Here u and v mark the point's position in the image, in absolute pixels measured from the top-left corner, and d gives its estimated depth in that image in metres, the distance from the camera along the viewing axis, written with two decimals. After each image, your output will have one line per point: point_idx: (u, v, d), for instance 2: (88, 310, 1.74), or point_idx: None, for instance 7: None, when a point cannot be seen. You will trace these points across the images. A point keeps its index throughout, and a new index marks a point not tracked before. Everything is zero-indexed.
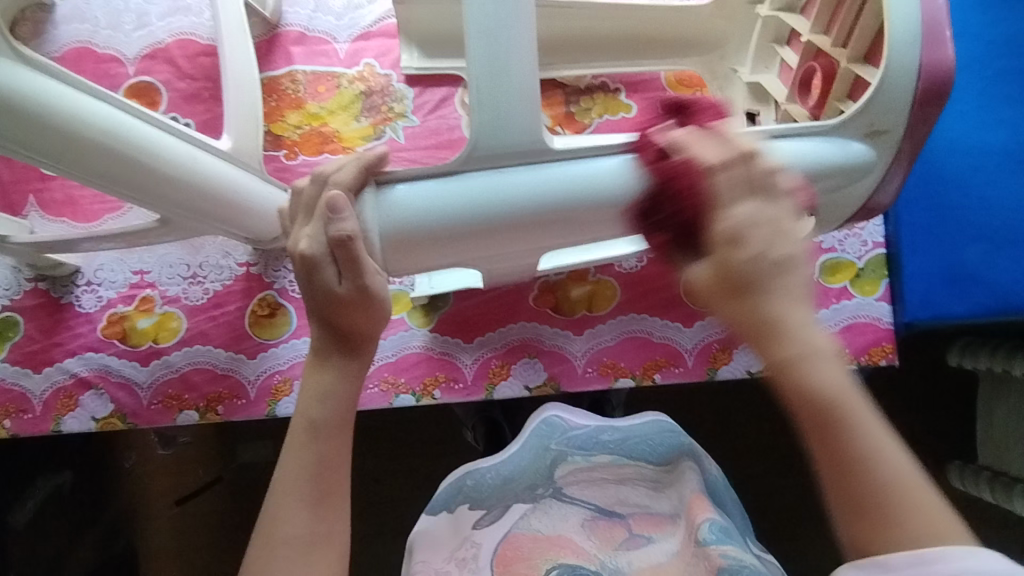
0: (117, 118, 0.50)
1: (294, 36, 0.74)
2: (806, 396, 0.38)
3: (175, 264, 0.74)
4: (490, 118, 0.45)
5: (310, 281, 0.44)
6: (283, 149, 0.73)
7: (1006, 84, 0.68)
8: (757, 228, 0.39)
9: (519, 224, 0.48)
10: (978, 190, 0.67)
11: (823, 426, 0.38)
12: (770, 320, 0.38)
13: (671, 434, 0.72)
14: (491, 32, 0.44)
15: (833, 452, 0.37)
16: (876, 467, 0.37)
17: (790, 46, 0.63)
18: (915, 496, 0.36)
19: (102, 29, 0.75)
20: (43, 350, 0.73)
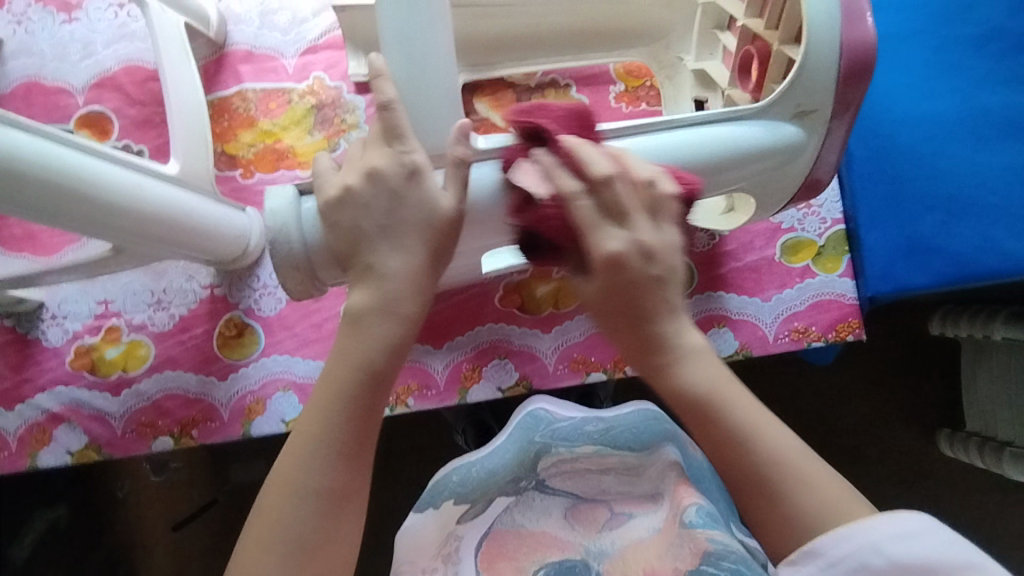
0: (77, 161, 0.49)
1: (242, 54, 0.74)
2: (698, 398, 0.46)
3: (140, 291, 0.74)
4: (420, 117, 0.46)
5: (397, 196, 0.44)
6: (239, 168, 0.73)
7: (951, 53, 0.69)
8: (634, 253, 0.43)
9: (488, 221, 0.50)
10: (931, 159, 0.68)
11: (708, 427, 0.47)
12: (669, 352, 0.47)
13: (655, 421, 0.71)
14: (405, 43, 0.45)
15: (719, 439, 0.46)
16: (754, 449, 0.45)
17: (730, 31, 0.64)
18: (793, 468, 0.45)
19: (49, 62, 0.74)
20: (13, 387, 0.72)
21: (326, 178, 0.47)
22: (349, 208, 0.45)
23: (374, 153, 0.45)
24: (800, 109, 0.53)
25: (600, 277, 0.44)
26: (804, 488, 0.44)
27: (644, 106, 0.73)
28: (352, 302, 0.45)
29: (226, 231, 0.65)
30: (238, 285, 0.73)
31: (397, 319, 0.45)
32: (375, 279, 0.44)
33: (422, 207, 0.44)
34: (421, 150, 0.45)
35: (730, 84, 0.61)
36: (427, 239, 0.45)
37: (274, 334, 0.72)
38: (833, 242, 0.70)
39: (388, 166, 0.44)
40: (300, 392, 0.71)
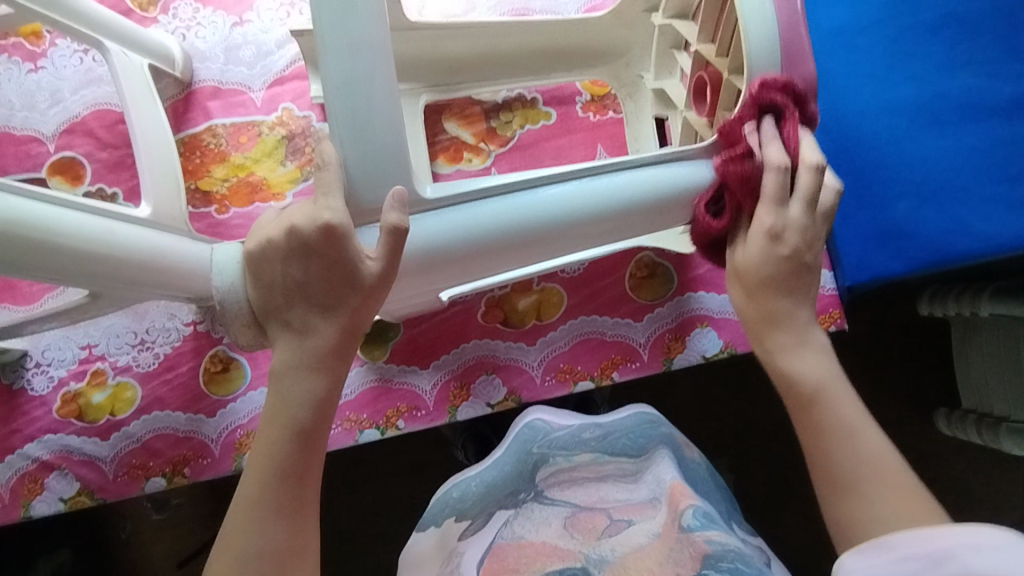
0: (52, 212, 0.50)
1: (209, 90, 0.75)
2: (792, 382, 0.50)
3: (122, 333, 0.73)
4: (363, 165, 0.44)
5: (317, 256, 0.45)
6: (213, 204, 0.73)
7: (909, 40, 0.70)
8: (796, 231, 0.50)
9: (443, 265, 0.49)
10: (897, 147, 0.69)
11: (803, 418, 0.50)
12: (767, 335, 0.52)
13: (650, 425, 0.72)
14: (349, 92, 0.43)
15: (816, 423, 0.49)
16: (852, 442, 0.48)
17: (685, 52, 0.64)
18: (883, 468, 0.47)
19: (18, 111, 0.74)
20: (2, 439, 0.72)
21: (263, 225, 0.48)
22: (272, 266, 0.46)
23: (301, 210, 0.45)
24: None
25: (760, 247, 0.50)
26: (886, 491, 0.47)
27: (611, 114, 0.75)
28: (275, 355, 0.48)
29: None
30: (221, 320, 0.73)
31: (324, 374, 0.47)
32: (296, 335, 0.47)
33: (343, 271, 0.45)
34: (342, 210, 0.44)
35: (686, 106, 0.63)
36: (349, 303, 0.46)
37: (260, 366, 0.72)
38: None
39: (307, 228, 0.44)
40: None
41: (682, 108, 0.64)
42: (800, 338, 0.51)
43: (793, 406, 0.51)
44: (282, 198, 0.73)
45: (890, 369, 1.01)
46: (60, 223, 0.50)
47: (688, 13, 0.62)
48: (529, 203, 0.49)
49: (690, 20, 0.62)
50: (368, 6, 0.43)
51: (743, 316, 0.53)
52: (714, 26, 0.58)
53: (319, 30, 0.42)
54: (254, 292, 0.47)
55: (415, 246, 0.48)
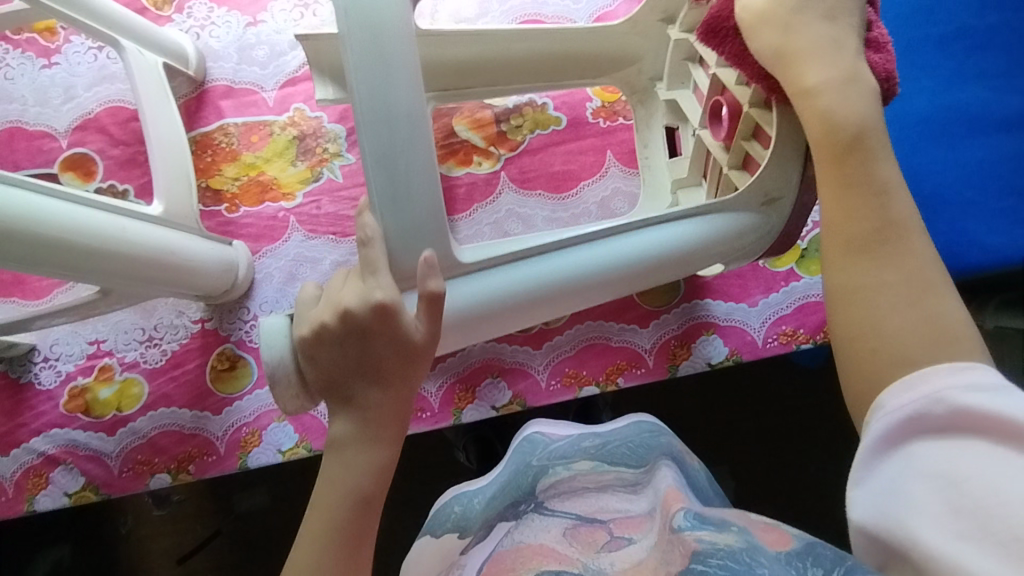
0: (67, 209, 0.50)
1: (222, 90, 0.75)
2: (835, 126, 0.46)
3: (130, 330, 0.74)
4: (390, 199, 0.44)
5: (372, 335, 0.46)
6: (224, 202, 0.73)
7: (920, 54, 0.71)
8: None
9: (481, 324, 0.52)
10: (906, 159, 0.69)
11: (833, 166, 0.47)
12: (802, 70, 0.48)
13: (650, 434, 0.73)
14: (388, 162, 0.43)
15: (835, 144, 0.47)
16: (890, 257, 0.44)
17: (700, 67, 0.66)
18: (932, 305, 0.43)
19: (31, 106, 0.75)
20: (8, 432, 0.72)
21: (306, 309, 0.49)
22: (324, 348, 0.47)
23: (350, 290, 0.46)
24: (768, 198, 0.54)
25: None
26: (920, 304, 0.43)
27: (621, 120, 0.75)
28: (333, 427, 0.48)
29: (212, 266, 0.65)
30: (229, 318, 0.73)
31: (382, 443, 0.48)
32: (358, 410, 0.47)
33: (396, 342, 0.46)
34: (393, 287, 0.45)
35: (701, 125, 0.63)
36: (403, 371, 0.47)
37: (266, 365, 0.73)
38: (816, 244, 0.73)
39: (359, 309, 0.45)
40: (295, 422, 0.71)
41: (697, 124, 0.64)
42: (871, 136, 0.46)
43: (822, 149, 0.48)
44: (292, 198, 0.73)
45: None
46: (74, 220, 0.50)
47: None
48: (573, 266, 0.52)
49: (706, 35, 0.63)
50: (402, 70, 0.43)
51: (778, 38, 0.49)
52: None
53: (354, 98, 0.42)
54: (309, 370, 0.48)
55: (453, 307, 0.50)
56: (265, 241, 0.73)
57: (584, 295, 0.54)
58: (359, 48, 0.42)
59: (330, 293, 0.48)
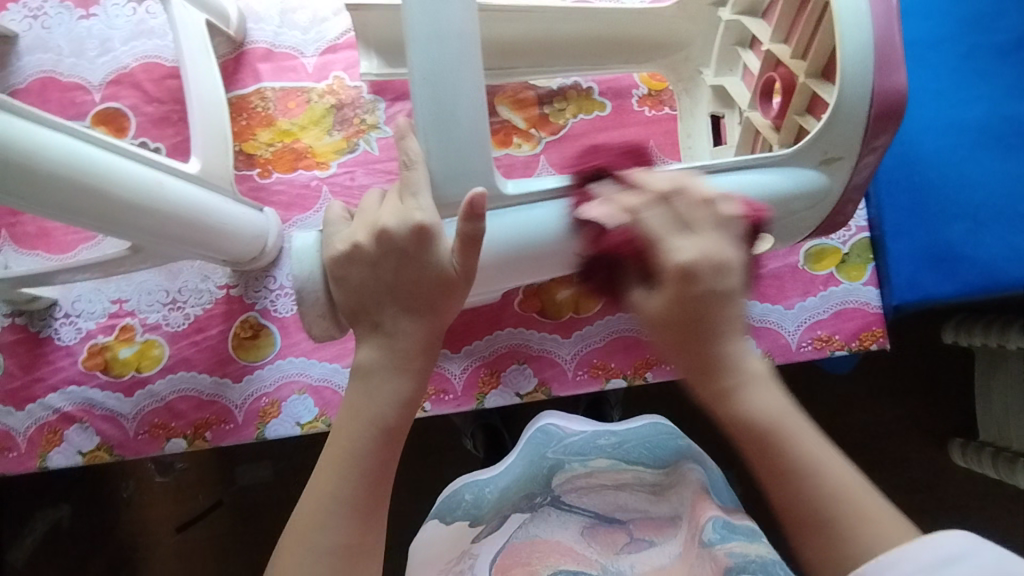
0: (95, 155, 0.48)
1: (261, 53, 0.73)
2: (746, 424, 0.44)
3: (154, 291, 0.72)
4: (442, 159, 0.46)
5: (407, 259, 0.44)
6: (256, 167, 0.72)
7: (980, 59, 0.69)
8: (705, 266, 0.43)
9: (524, 260, 0.53)
10: (956, 167, 0.68)
11: (761, 456, 0.44)
12: (733, 405, 0.44)
13: (668, 436, 0.67)
14: (435, 82, 0.44)
15: (775, 469, 0.43)
16: (803, 481, 0.42)
17: (752, 51, 0.64)
18: (864, 502, 0.41)
19: (66, 58, 0.74)
20: (25, 386, 0.71)
21: (339, 232, 0.48)
22: (359, 273, 0.45)
23: (388, 210, 0.45)
24: (827, 156, 0.52)
25: (669, 289, 0.44)
26: (863, 526, 0.41)
27: (667, 110, 0.73)
28: (360, 352, 0.46)
29: (242, 232, 0.64)
30: (255, 286, 0.72)
31: (410, 374, 0.45)
32: (383, 338, 0.45)
33: (431, 273, 0.45)
34: (432, 209, 0.45)
35: (750, 107, 0.63)
36: (438, 301, 0.45)
37: (290, 336, 0.71)
38: (858, 249, 0.71)
39: (398, 228, 0.44)
40: (316, 395, 0.70)
41: (746, 107, 0.63)
42: (776, 421, 0.44)
43: (751, 450, 0.44)
44: (326, 167, 0.72)
45: (914, 395, 0.97)
46: (102, 166, 0.48)
47: (757, 10, 0.62)
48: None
49: (759, 16, 0.62)
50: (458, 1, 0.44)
51: (686, 366, 0.45)
52: (789, 26, 0.58)
53: (409, 27, 0.44)
54: (340, 293, 0.47)
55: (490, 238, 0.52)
56: (296, 210, 0.72)
57: None
58: None
59: (365, 214, 0.47)
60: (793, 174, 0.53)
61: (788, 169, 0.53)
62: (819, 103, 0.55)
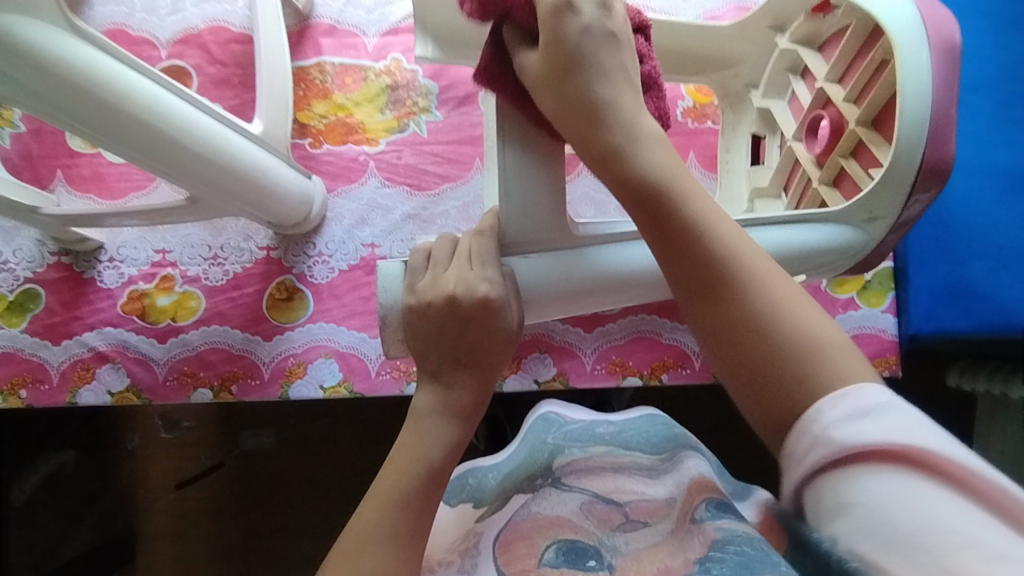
0: (169, 101, 0.50)
1: (325, 28, 0.76)
2: (634, 181, 0.42)
3: (197, 245, 0.75)
4: (517, 208, 0.49)
5: (473, 324, 0.47)
6: (308, 137, 0.75)
7: (1016, 108, 0.71)
8: (597, 26, 0.43)
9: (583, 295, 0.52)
10: (985, 209, 0.70)
11: (648, 216, 0.41)
12: (624, 155, 0.42)
13: (664, 426, 0.71)
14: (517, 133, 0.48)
15: (668, 229, 0.40)
16: (730, 293, 0.38)
17: (803, 79, 0.67)
18: (761, 266, 0.39)
19: (137, 13, 0.76)
20: (63, 322, 0.74)
21: (415, 279, 0.50)
22: (425, 326, 0.48)
23: (455, 276, 0.48)
24: (871, 215, 0.55)
25: (546, 49, 0.43)
26: (765, 289, 0.38)
27: (709, 124, 0.76)
28: (416, 397, 0.48)
29: (291, 194, 0.66)
30: (295, 250, 0.74)
31: (460, 420, 0.47)
32: (442, 388, 0.48)
33: (496, 334, 0.48)
34: (498, 280, 0.48)
35: (795, 136, 0.66)
36: (497, 359, 0.48)
37: (323, 302, 0.74)
38: (880, 277, 0.73)
39: (464, 298, 0.47)
40: (341, 361, 0.72)
41: (791, 135, 0.66)
42: (668, 173, 0.42)
43: (639, 212, 0.42)
44: (375, 144, 0.74)
45: None
46: (174, 113, 0.51)
47: (815, 41, 0.64)
48: None
49: (816, 48, 0.64)
50: None
51: (562, 111, 0.44)
52: (846, 67, 0.60)
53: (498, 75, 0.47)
54: (409, 339, 0.50)
55: (563, 278, 0.50)
56: (342, 181, 0.74)
57: None
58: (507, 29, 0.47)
59: (435, 271, 0.49)
60: (831, 231, 0.56)
61: (827, 227, 0.56)
62: (865, 149, 0.57)
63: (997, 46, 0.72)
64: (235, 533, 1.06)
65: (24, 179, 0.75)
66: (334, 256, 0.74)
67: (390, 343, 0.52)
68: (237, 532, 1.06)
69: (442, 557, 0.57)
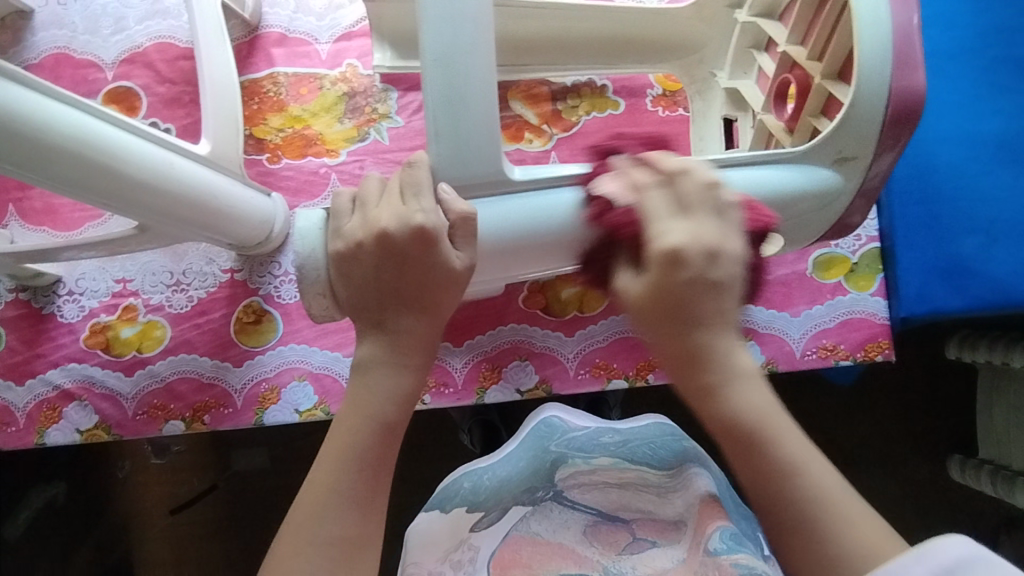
0: (97, 129, 0.47)
1: (276, 37, 0.73)
2: (727, 419, 0.42)
3: (158, 272, 0.72)
4: (449, 149, 0.48)
5: (409, 261, 0.45)
6: (266, 152, 0.72)
7: (997, 74, 0.68)
8: (695, 250, 0.42)
9: (528, 249, 0.52)
10: (971, 181, 0.67)
11: (737, 441, 0.41)
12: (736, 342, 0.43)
13: (673, 438, 0.62)
14: (448, 68, 0.47)
15: (756, 463, 0.41)
16: (792, 482, 0.40)
17: (767, 53, 0.64)
18: (836, 503, 0.39)
19: (80, 34, 0.73)
20: (25, 362, 0.71)
21: (343, 223, 0.47)
22: (358, 268, 0.46)
23: (387, 212, 0.46)
24: (840, 155, 0.52)
25: (652, 271, 0.42)
26: (837, 525, 0.39)
27: (681, 111, 0.73)
28: (360, 349, 0.46)
29: (248, 215, 0.63)
30: (259, 271, 0.72)
31: (410, 370, 0.46)
32: (387, 337, 0.46)
33: (435, 271, 0.45)
34: (433, 211, 0.46)
35: (764, 109, 0.63)
36: (440, 300, 0.46)
37: (293, 322, 0.71)
38: (867, 260, 0.71)
39: (397, 229, 0.45)
40: (316, 382, 0.70)
41: (759, 109, 0.63)
42: (731, 369, 0.42)
43: (724, 443, 0.42)
44: (336, 155, 0.71)
45: (916, 409, 0.96)
46: (105, 141, 0.48)
47: (774, 11, 0.62)
48: (554, 202, 0.52)
49: (776, 18, 0.62)
50: None
51: (663, 351, 0.44)
52: (805, 29, 0.58)
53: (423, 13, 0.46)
54: (343, 289, 0.47)
55: (495, 226, 0.51)
56: (303, 197, 0.71)
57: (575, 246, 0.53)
58: None
59: (365, 211, 0.47)
60: (805, 173, 0.52)
61: (800, 168, 0.52)
62: (835, 104, 0.54)
63: (974, 10, 0.69)
64: (229, 558, 1.03)
65: None
66: None
67: (311, 301, 0.50)
68: (232, 557, 1.03)
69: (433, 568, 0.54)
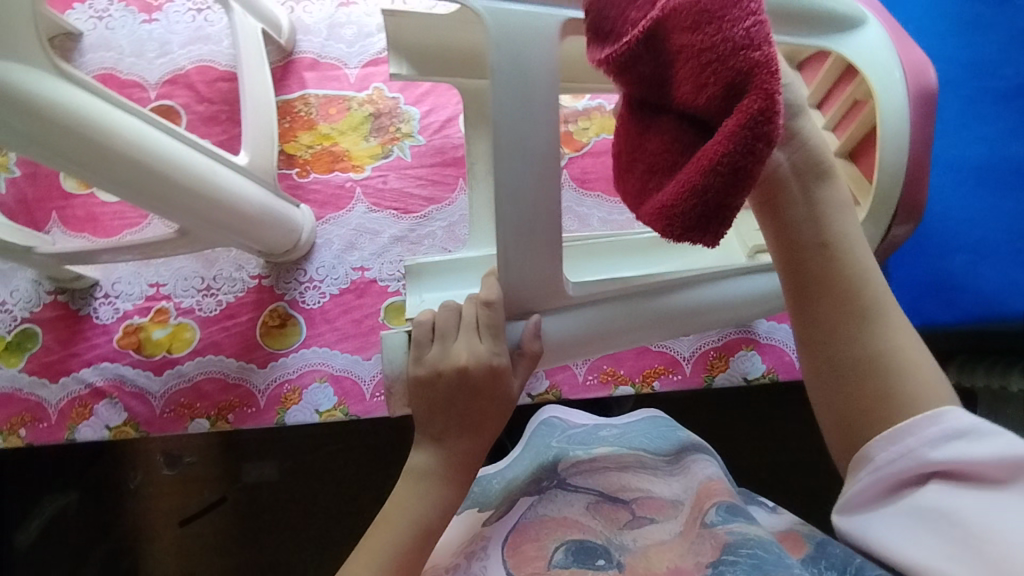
0: (152, 137, 0.52)
1: (308, 62, 0.79)
2: (799, 231, 0.43)
3: (190, 277, 0.77)
4: (516, 272, 0.48)
5: (480, 392, 0.49)
6: (296, 167, 0.77)
7: (982, 104, 0.73)
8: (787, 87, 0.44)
9: (594, 343, 0.55)
10: (959, 202, 0.72)
11: (798, 250, 0.43)
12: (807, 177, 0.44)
13: (667, 428, 0.67)
14: (518, 198, 0.45)
15: (819, 284, 0.42)
16: (865, 316, 0.41)
17: None
18: (893, 337, 0.41)
19: (127, 57, 0.79)
20: (60, 360, 0.75)
21: (423, 350, 0.51)
22: (434, 390, 0.49)
23: (466, 348, 0.49)
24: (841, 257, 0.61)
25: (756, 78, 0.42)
26: (892, 361, 0.40)
27: None
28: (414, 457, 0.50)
29: (278, 223, 0.67)
30: (286, 277, 0.76)
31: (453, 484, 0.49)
32: (444, 451, 0.49)
33: (499, 400, 0.50)
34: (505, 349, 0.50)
35: None
36: (495, 424, 0.50)
37: (316, 326, 0.75)
38: None
39: (476, 368, 0.49)
40: (336, 384, 0.73)
41: None
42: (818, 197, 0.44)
43: (790, 264, 0.43)
44: (361, 170, 0.76)
45: None
46: (158, 148, 0.53)
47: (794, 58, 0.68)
48: (621, 309, 0.54)
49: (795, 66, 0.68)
50: (541, 108, 0.45)
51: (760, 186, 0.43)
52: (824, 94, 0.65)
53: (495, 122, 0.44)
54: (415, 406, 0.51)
55: (558, 330, 0.53)
56: (330, 209, 0.76)
57: (635, 343, 0.57)
58: (503, 82, 0.44)
59: (444, 342, 0.50)
60: None
61: None
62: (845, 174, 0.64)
63: (958, 44, 0.74)
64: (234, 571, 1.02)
65: (19, 222, 0.76)
66: (325, 281, 0.76)
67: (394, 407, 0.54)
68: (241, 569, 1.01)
69: (448, 562, 0.54)
